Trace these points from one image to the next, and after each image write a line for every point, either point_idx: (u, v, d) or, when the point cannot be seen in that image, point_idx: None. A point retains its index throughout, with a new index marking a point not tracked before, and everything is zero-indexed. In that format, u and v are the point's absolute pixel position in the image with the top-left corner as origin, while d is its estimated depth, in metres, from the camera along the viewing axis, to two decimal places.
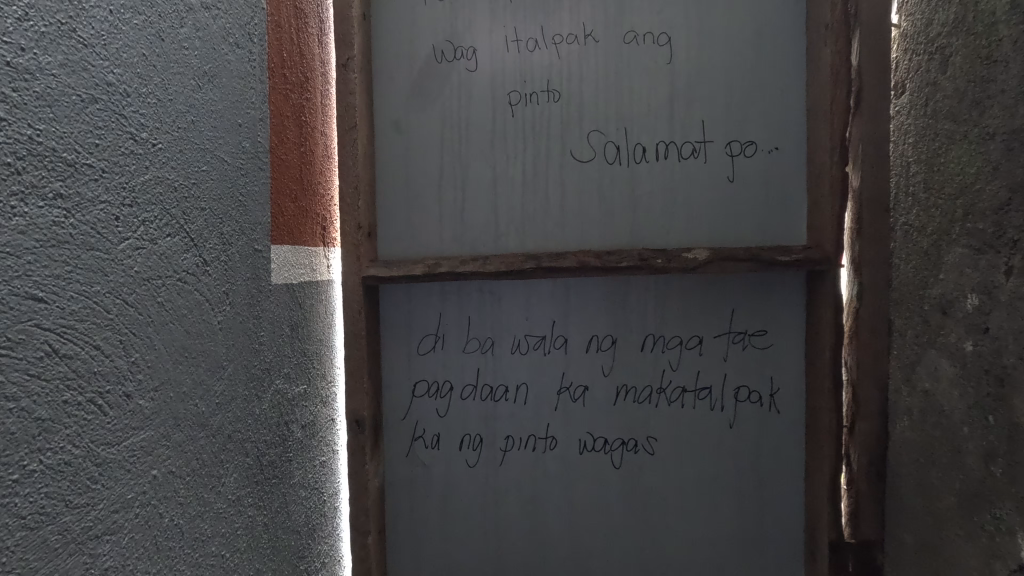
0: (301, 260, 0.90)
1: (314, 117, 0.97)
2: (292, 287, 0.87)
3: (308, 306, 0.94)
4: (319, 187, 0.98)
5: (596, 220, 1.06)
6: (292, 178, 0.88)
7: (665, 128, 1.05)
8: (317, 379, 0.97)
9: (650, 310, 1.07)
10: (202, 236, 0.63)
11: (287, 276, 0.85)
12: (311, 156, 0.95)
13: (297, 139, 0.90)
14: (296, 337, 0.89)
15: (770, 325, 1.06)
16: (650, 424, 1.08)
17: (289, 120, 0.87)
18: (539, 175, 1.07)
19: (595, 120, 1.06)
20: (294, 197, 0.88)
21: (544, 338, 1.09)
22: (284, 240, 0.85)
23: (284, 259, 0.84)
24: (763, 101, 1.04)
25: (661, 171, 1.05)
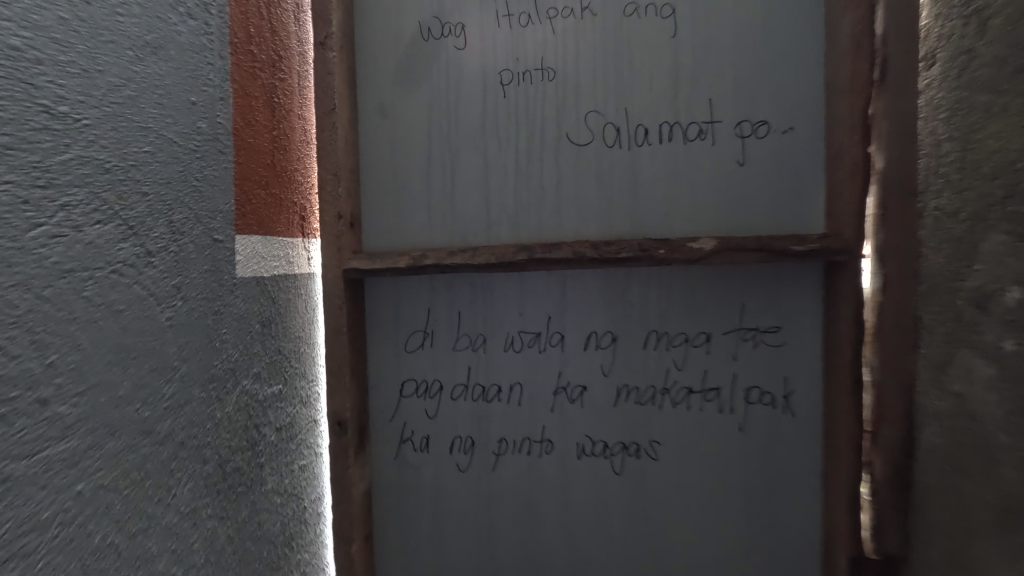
0: (274, 252, 0.84)
1: (290, 99, 0.91)
2: (264, 281, 0.82)
3: (284, 301, 0.88)
4: (296, 173, 0.92)
5: (594, 208, 0.99)
6: (263, 163, 0.82)
7: (670, 108, 0.97)
8: (295, 379, 0.91)
9: (653, 305, 1.00)
10: (144, 223, 0.57)
11: (257, 268, 0.79)
12: (287, 141, 0.89)
13: (269, 122, 0.84)
14: (269, 334, 0.83)
15: (784, 321, 0.97)
16: (653, 427, 1.01)
17: (259, 101, 0.81)
18: (533, 160, 0.99)
19: (594, 100, 0.98)
20: (265, 184, 0.83)
21: (539, 334, 1.02)
22: (252, 228, 0.79)
23: (253, 251, 0.79)
24: (775, 77, 0.95)
25: (664, 155, 0.97)
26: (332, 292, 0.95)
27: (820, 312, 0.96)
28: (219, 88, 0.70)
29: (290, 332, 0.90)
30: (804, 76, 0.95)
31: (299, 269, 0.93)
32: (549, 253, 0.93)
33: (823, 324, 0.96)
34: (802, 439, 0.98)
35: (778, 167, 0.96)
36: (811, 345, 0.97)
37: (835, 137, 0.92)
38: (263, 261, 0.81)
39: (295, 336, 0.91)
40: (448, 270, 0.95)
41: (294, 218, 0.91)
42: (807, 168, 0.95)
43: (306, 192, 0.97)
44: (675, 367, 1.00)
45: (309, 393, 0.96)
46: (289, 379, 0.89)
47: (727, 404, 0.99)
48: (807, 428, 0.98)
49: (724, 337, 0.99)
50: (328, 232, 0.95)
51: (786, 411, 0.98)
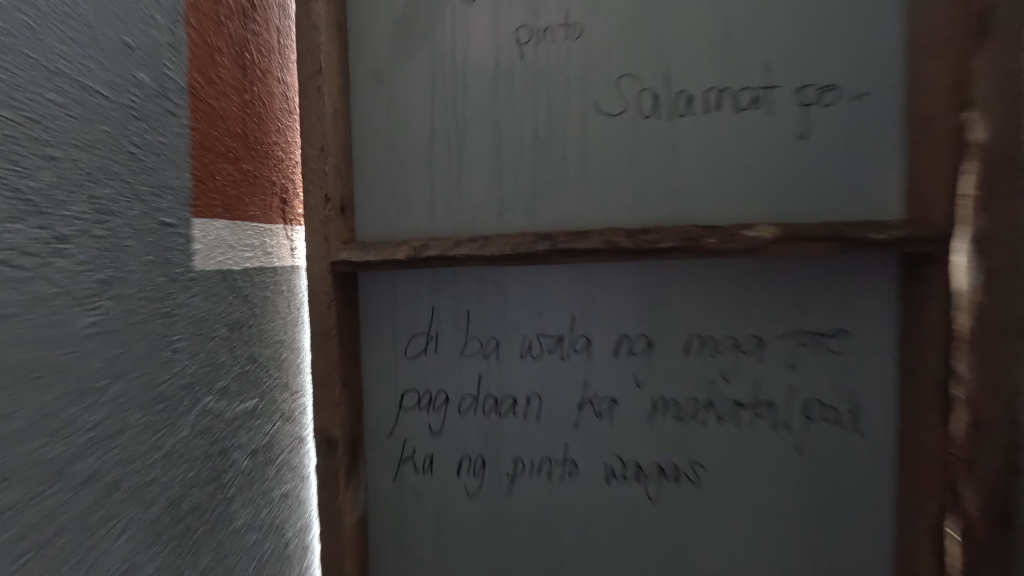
0: (245, 240, 0.70)
1: (266, 58, 0.76)
2: (232, 275, 0.68)
3: (260, 300, 0.74)
4: (273, 148, 0.78)
5: (625, 189, 0.84)
6: (229, 131, 0.68)
7: (716, 70, 0.82)
8: (276, 391, 0.77)
9: (694, 305, 0.85)
10: (57, 198, 0.44)
11: (221, 260, 0.65)
12: (262, 108, 0.75)
13: (238, 83, 0.70)
14: (240, 340, 0.69)
15: (852, 325, 0.83)
16: (694, 447, 0.86)
17: (223, 56, 0.66)
18: (553, 134, 0.85)
19: (625, 62, 0.83)
20: (232, 156, 0.68)
21: (561, 338, 0.87)
22: (214, 210, 0.65)
23: (217, 239, 0.64)
24: (845, 33, 0.80)
25: (710, 127, 0.82)
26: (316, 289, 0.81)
27: (897, 312, 0.81)
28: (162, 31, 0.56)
29: (268, 336, 0.76)
30: (878, 31, 0.79)
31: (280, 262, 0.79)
32: (574, 243, 0.78)
33: (901, 327, 0.81)
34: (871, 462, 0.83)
35: (847, 141, 0.80)
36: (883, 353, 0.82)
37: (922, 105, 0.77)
38: (229, 251, 0.67)
39: (274, 341, 0.78)
40: (454, 263, 0.80)
41: (271, 199, 0.77)
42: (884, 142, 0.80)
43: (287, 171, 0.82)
44: (722, 377, 0.85)
45: (293, 406, 0.82)
46: (267, 391, 0.75)
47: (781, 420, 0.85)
48: (878, 449, 0.83)
49: (778, 343, 0.85)
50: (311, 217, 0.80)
51: (852, 428, 0.84)
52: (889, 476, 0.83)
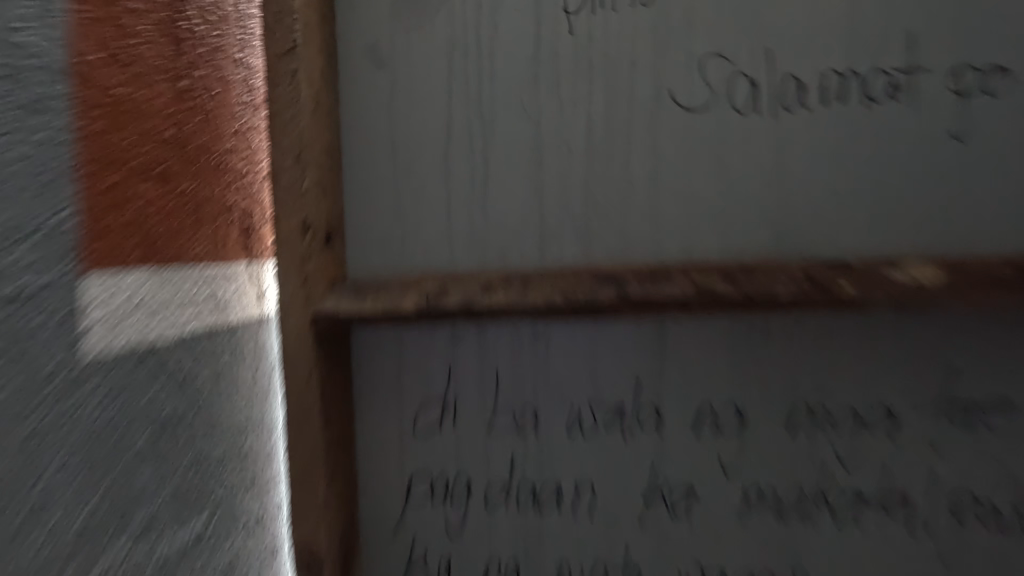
0: (176, 299, 0.49)
1: (209, 36, 0.54)
2: (150, 356, 0.46)
3: (207, 380, 0.53)
4: (225, 160, 0.56)
5: (712, 211, 0.62)
6: (142, 141, 0.46)
7: (845, 45, 0.59)
8: (235, 500, 0.56)
9: (804, 367, 0.63)
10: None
11: (127, 337, 0.44)
12: (204, 106, 0.54)
13: (159, 70, 0.48)
14: (168, 447, 0.48)
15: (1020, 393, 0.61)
16: (802, 554, 0.64)
17: (130, 31, 0.45)
18: (615, 136, 0.62)
19: (716, 36, 0.60)
20: (148, 178, 0.47)
21: (623, 409, 0.65)
22: (116, 260, 0.43)
23: (115, 308, 0.43)
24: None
25: (830, 125, 0.60)
26: (291, 352, 0.58)
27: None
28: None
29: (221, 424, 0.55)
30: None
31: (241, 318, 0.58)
32: (652, 291, 0.55)
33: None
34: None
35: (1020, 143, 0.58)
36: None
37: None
38: (141, 320, 0.46)
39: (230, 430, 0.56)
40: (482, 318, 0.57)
41: (223, 232, 0.56)
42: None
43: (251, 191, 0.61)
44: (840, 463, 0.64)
45: (264, 511, 0.61)
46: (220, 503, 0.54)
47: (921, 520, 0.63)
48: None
49: (917, 416, 0.63)
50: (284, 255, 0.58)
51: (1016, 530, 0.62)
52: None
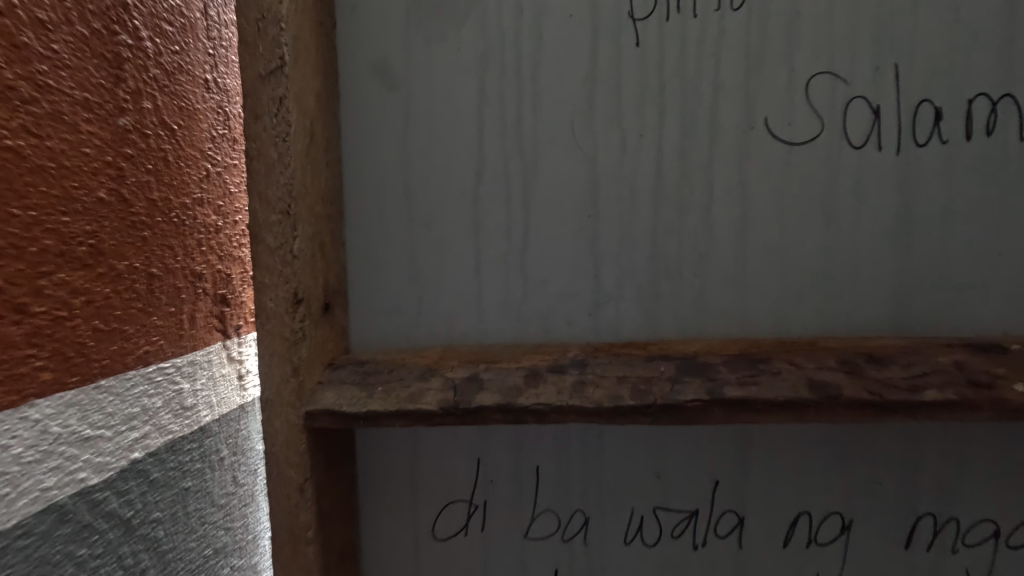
0: (100, 429, 0.40)
1: (147, 80, 0.46)
2: (63, 511, 0.37)
3: (148, 513, 0.44)
4: (171, 228, 0.48)
5: (818, 272, 0.48)
6: (50, 223, 0.36)
7: (1003, 60, 0.45)
8: None
9: (930, 468, 0.50)
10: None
11: (29, 501, 0.34)
12: (142, 166, 0.45)
13: (75, 130, 0.38)
14: None
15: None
16: None
17: (28, 84, 0.35)
18: (690, 177, 0.49)
19: (828, 48, 0.46)
20: (61, 267, 0.37)
21: (694, 519, 0.52)
22: (28, 391, 0.34)
23: (13, 470, 0.33)
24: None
25: (977, 164, 0.46)
26: (276, 459, 0.45)
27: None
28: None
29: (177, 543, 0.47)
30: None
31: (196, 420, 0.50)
32: (755, 390, 0.41)
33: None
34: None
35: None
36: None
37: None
38: (56, 466, 0.36)
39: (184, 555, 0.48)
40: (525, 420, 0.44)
41: (169, 315, 0.48)
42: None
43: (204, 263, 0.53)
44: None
45: None
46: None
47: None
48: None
49: None
50: (268, 335, 0.44)
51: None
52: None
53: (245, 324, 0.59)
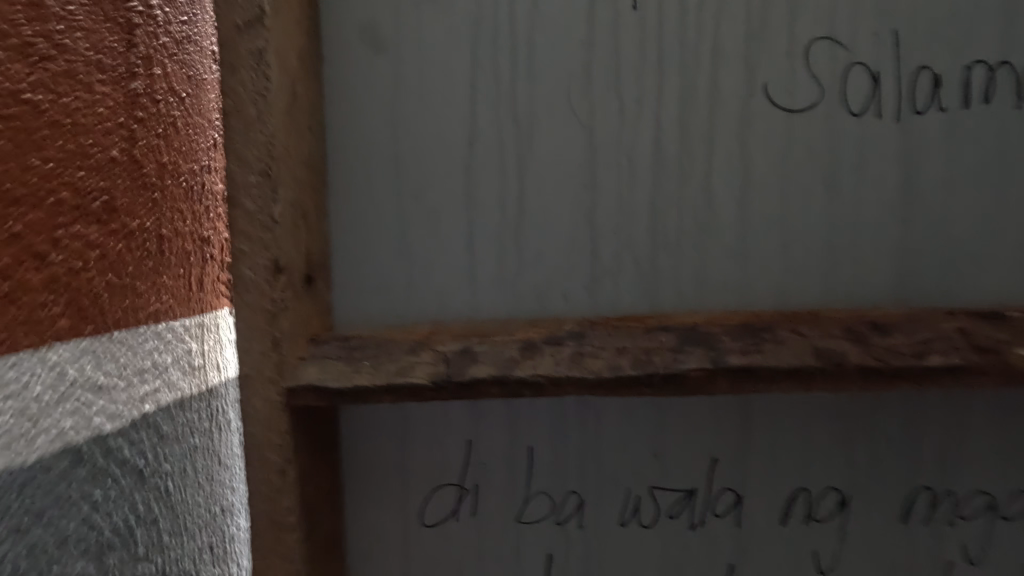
0: (112, 379, 0.41)
1: (157, 48, 0.46)
2: (50, 459, 0.36)
3: (158, 464, 0.45)
4: (181, 193, 0.49)
5: (816, 243, 0.47)
6: (67, 176, 0.37)
7: (1001, 27, 0.45)
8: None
9: (929, 441, 0.49)
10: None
11: (47, 439, 0.36)
12: (155, 129, 0.46)
13: (91, 89, 0.39)
14: (105, 565, 0.40)
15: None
16: None
17: (45, 41, 0.35)
18: (690, 144, 0.47)
19: (828, 13, 0.46)
20: (76, 220, 0.38)
21: (693, 497, 0.51)
22: (21, 339, 0.34)
23: (30, 408, 0.34)
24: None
25: (974, 132, 0.46)
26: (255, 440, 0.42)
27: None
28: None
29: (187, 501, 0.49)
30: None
31: (203, 381, 0.52)
32: (760, 357, 0.40)
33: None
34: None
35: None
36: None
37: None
38: (67, 412, 0.37)
39: (194, 509, 0.49)
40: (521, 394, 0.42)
41: (179, 277, 0.49)
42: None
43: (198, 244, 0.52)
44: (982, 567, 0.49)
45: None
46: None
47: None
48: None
49: None
50: (246, 305, 0.41)
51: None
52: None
53: None
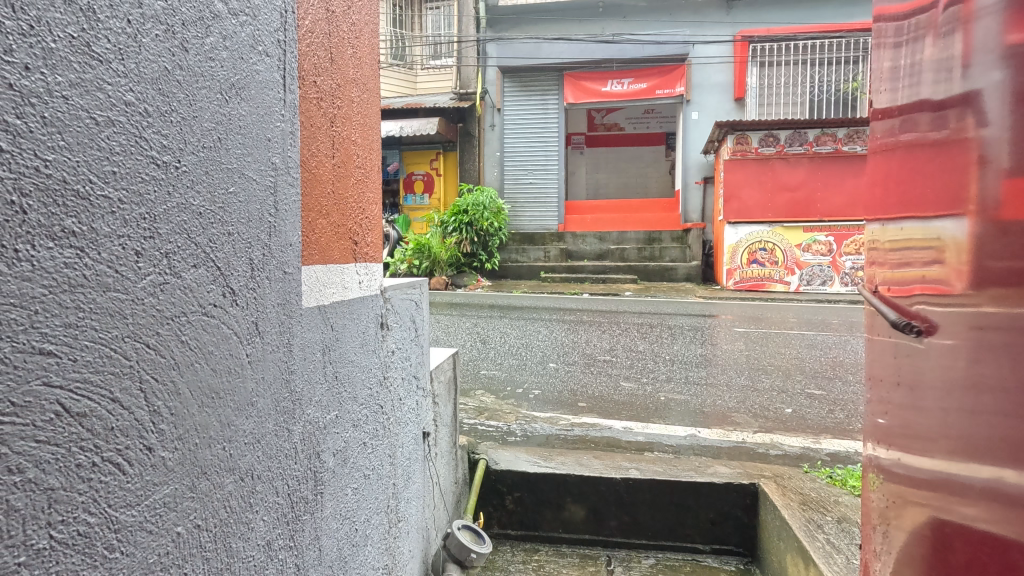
0: (201, 273, 0.66)
1: (328, 127, 1.01)
2: (209, 321, 0.68)
3: (209, 351, 0.68)
4: (345, 197, 1.08)
5: None
6: (322, 199, 1.00)
7: None
8: (247, 466, 0.75)
9: None
10: (138, 42, 0.57)
11: (190, 287, 0.65)
12: (331, 168, 1.03)
13: (324, 158, 1.00)
14: (204, 368, 0.67)
15: (891, 382, 1.00)
16: None
17: (321, 153, 0.99)
18: None
19: None
20: (322, 216, 1.00)
21: None
22: (222, 244, 0.70)
23: (186, 251, 0.64)
24: (893, 125, 0.96)
25: None
26: None
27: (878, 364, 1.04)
28: (289, 177, 0.85)
29: (272, 388, 0.81)
30: (883, 130, 0.99)
31: (234, 313, 0.72)
32: None
33: (874, 375, 1.05)
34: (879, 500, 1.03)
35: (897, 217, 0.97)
36: (880, 405, 1.03)
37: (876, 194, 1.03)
38: (200, 275, 0.66)
39: (253, 387, 0.76)
40: None
41: (333, 244, 1.04)
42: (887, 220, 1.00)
43: (280, 300, 0.83)
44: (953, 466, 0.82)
45: (250, 473, 0.76)
46: (160, 468, 0.60)
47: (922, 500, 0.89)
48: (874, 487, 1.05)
49: None
50: None
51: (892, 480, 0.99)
52: (864, 503, 1.09)
53: (325, 256, 1.01)
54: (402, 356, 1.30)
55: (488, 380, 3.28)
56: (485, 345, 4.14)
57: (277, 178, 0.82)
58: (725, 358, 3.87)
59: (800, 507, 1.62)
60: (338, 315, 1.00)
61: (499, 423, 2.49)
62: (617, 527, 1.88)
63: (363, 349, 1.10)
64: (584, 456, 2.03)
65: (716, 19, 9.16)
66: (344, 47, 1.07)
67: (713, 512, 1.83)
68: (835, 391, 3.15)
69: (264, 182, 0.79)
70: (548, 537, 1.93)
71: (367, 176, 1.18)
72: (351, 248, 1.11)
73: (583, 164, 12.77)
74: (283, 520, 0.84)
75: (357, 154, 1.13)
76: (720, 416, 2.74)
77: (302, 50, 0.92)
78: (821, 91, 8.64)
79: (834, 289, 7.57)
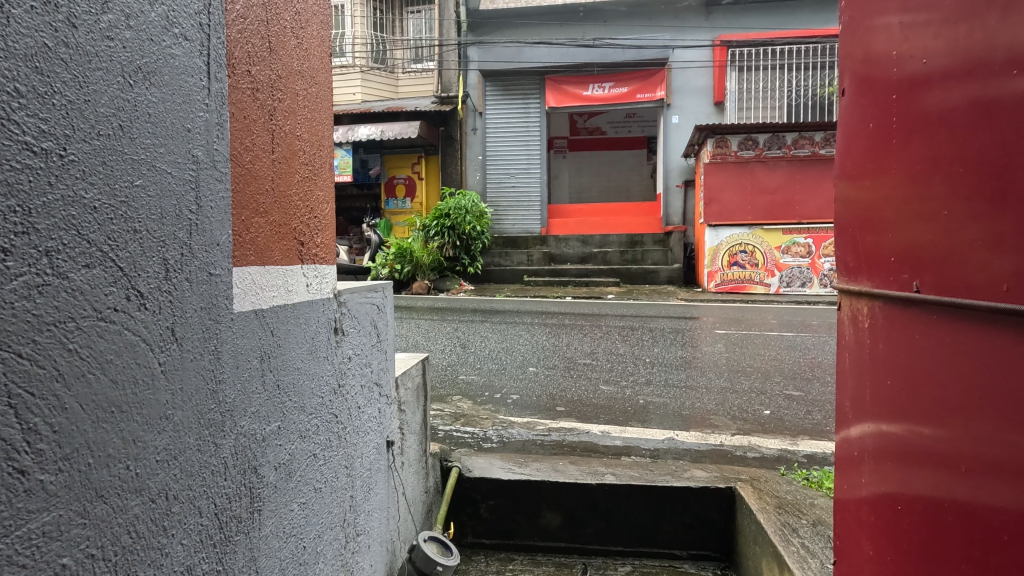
0: (94, 272, 0.62)
1: (266, 120, 0.98)
2: (104, 324, 0.64)
3: (102, 356, 0.63)
4: (285, 195, 1.03)
5: None
6: (257, 198, 0.95)
7: None
8: (157, 481, 0.71)
9: None
10: (6, 14, 0.53)
11: (77, 284, 0.60)
12: (270, 164, 0.99)
13: (259, 153, 0.95)
14: (95, 372, 0.62)
15: (874, 375, 0.98)
16: None
17: (257, 147, 0.95)
18: None
19: None
20: (258, 216, 0.95)
21: None
22: (123, 245, 0.66)
23: (70, 249, 0.59)
24: (884, 119, 0.94)
25: None
26: None
27: (860, 360, 1.03)
28: (216, 171, 0.82)
29: (193, 394, 0.76)
30: (873, 124, 0.98)
31: (139, 314, 0.68)
32: None
33: (857, 371, 1.04)
34: (871, 501, 0.99)
35: (875, 216, 0.97)
36: (865, 399, 1.00)
37: (855, 197, 1.03)
38: (93, 274, 0.62)
39: (165, 395, 0.72)
40: None
41: (271, 246, 0.99)
42: (862, 218, 1.01)
43: (203, 304, 0.79)
44: (954, 445, 0.78)
45: (161, 488, 0.71)
46: (39, 484, 0.56)
47: (924, 490, 0.84)
48: (862, 496, 1.02)
49: None
50: None
51: (883, 477, 0.95)
52: (856, 505, 1.05)
53: (264, 257, 0.96)
54: (361, 362, 1.26)
55: (466, 385, 3.25)
56: (465, 350, 4.10)
57: (199, 172, 0.79)
58: (706, 360, 3.88)
59: (776, 510, 1.61)
60: (279, 321, 0.96)
61: (475, 429, 2.45)
62: (593, 534, 1.86)
63: (312, 356, 1.06)
64: (559, 462, 2.00)
65: (695, 24, 9.25)
66: (286, 37, 1.03)
67: (688, 516, 1.82)
68: (814, 392, 3.17)
69: (181, 176, 0.75)
70: (522, 546, 1.90)
71: (316, 172, 1.14)
72: (294, 249, 1.06)
73: (566, 168, 12.80)
74: (208, 543, 0.79)
75: (303, 150, 1.09)
76: (699, 418, 2.73)
77: (231, 37, 0.88)
78: (799, 95, 8.76)
79: (814, 290, 7.66)
